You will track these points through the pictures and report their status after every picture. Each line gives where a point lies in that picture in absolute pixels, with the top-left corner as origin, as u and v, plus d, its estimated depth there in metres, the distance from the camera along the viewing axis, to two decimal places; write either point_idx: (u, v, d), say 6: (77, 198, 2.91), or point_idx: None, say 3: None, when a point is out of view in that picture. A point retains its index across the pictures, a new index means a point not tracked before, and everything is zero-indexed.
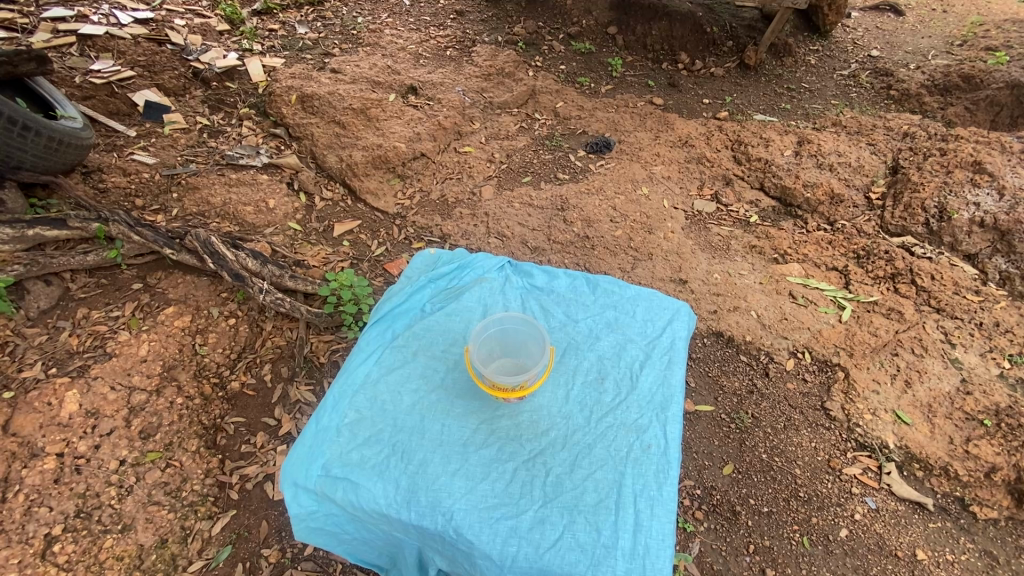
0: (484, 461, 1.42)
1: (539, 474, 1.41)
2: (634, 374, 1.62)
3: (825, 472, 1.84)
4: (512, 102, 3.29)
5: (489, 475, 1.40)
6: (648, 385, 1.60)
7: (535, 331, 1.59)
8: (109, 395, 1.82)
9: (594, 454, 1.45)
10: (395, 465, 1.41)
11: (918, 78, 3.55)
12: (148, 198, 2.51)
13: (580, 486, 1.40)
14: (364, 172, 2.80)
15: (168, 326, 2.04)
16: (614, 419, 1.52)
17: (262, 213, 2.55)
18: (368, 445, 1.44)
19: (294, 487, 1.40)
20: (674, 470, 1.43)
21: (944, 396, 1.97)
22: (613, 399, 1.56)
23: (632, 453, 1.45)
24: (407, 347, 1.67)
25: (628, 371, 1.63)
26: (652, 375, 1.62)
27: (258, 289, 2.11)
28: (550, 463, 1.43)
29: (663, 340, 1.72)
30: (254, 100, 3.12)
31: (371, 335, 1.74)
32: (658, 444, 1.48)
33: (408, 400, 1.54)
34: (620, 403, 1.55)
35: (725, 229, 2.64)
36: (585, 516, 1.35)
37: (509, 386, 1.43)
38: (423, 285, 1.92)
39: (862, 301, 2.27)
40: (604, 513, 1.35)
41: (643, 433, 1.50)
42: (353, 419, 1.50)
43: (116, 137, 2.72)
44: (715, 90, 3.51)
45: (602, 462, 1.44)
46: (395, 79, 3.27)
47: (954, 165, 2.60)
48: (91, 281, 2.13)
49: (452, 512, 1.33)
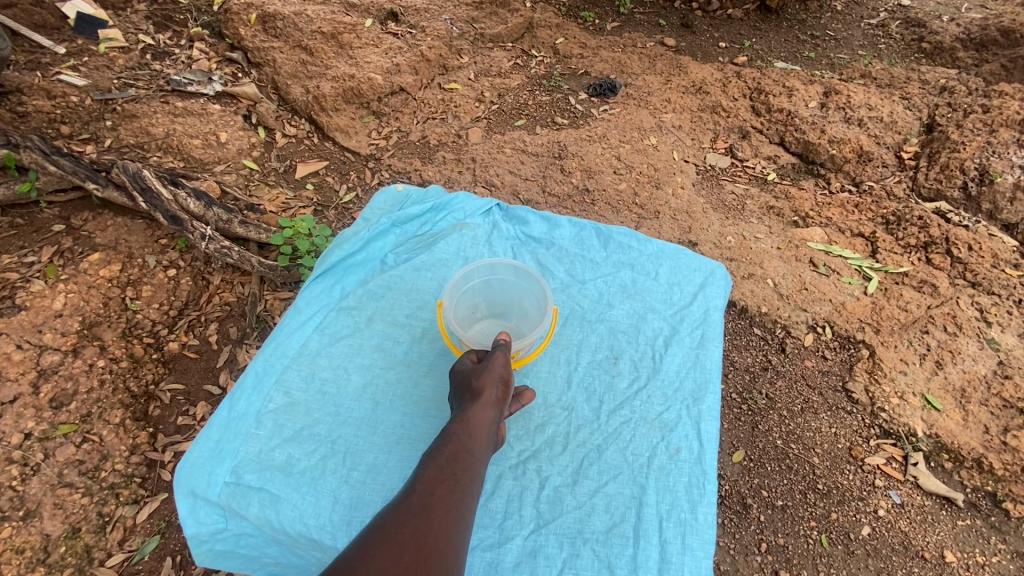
0: None
1: (532, 486, 1.42)
2: (658, 356, 1.61)
3: (845, 462, 1.64)
4: (506, 34, 2.90)
5: None
6: (674, 370, 1.58)
7: (528, 280, 1.54)
8: (14, 356, 1.52)
9: (604, 462, 1.45)
10: (331, 470, 1.39)
11: (952, 30, 3.23)
12: (77, 125, 2.15)
13: (587, 505, 1.40)
14: (334, 106, 2.43)
15: (92, 276, 1.73)
16: (634, 413, 1.52)
17: (212, 148, 2.19)
18: (298, 442, 1.42)
19: (192, 498, 1.33)
20: (710, 486, 1.41)
21: (979, 380, 1.76)
22: (628, 387, 1.56)
23: (656, 460, 1.45)
24: (361, 312, 1.64)
25: (650, 350, 1.62)
26: (678, 356, 1.61)
27: (200, 235, 1.80)
28: (544, 472, 1.44)
29: (695, 309, 1.69)
30: (207, 19, 2.68)
31: (315, 289, 1.64)
32: (687, 448, 1.47)
33: (357, 380, 1.53)
34: (638, 394, 1.55)
35: (740, 187, 2.36)
36: (591, 545, 1.34)
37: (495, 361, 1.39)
38: (386, 230, 1.78)
39: (891, 272, 2.04)
40: (617, 542, 1.35)
41: (669, 433, 1.49)
42: (282, 402, 1.47)
43: (40, 54, 2.31)
44: (732, 34, 3.15)
45: (613, 474, 1.43)
46: (373, 1, 2.81)
47: (999, 124, 2.32)
48: (4, 221, 1.82)
49: None
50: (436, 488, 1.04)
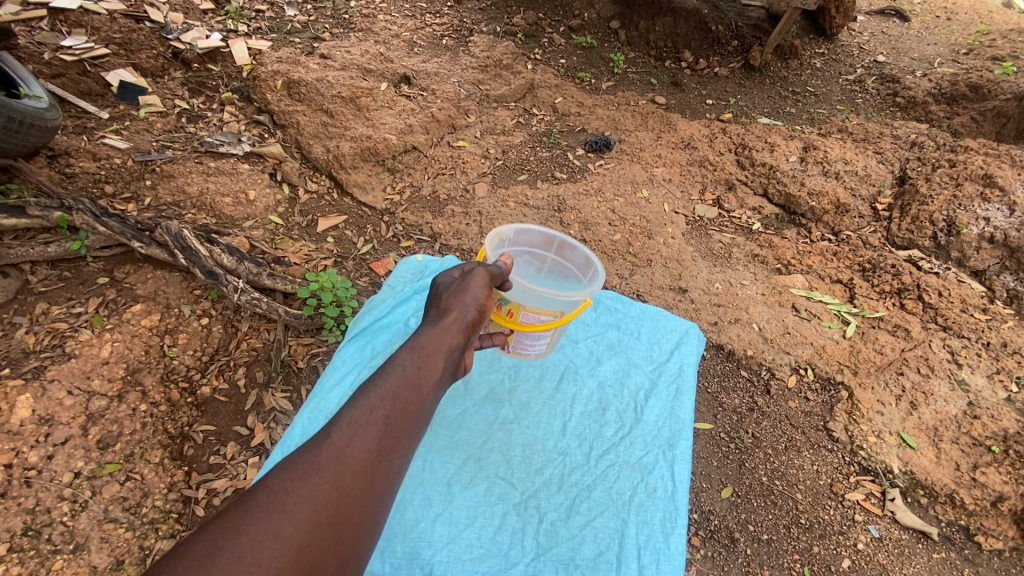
0: (470, 502, 1.57)
1: (533, 519, 1.55)
2: (639, 407, 1.80)
3: (827, 497, 1.76)
4: (509, 95, 3.16)
5: (476, 522, 1.53)
6: (653, 419, 1.77)
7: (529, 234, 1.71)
8: (66, 400, 1.69)
9: (593, 498, 1.60)
10: None
11: (924, 85, 3.47)
12: (119, 185, 2.35)
13: (579, 535, 1.53)
14: (353, 164, 2.66)
15: (135, 325, 1.91)
16: (618, 457, 1.69)
17: (242, 205, 2.40)
18: None
19: None
20: (681, 519, 1.55)
21: (950, 419, 1.89)
22: (614, 433, 1.74)
23: (636, 497, 1.61)
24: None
25: (633, 402, 1.82)
26: (657, 407, 1.80)
27: (234, 287, 1.98)
28: (543, 508, 1.57)
29: (672, 366, 1.90)
30: (237, 84, 2.95)
31: (350, 349, 1.89)
32: (664, 487, 1.62)
33: None
34: (622, 440, 1.73)
35: (727, 236, 2.55)
36: (582, 571, 1.47)
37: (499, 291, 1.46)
38: (409, 297, 2.07)
39: (867, 316, 2.19)
40: (604, 567, 1.47)
41: (647, 474, 1.65)
42: None
43: (87, 119, 2.56)
44: (719, 91, 3.41)
45: (601, 509, 1.58)
46: (388, 67, 3.11)
47: (964, 178, 2.52)
48: (54, 274, 2.01)
49: (431, 563, 1.45)
50: (364, 430, 1.01)
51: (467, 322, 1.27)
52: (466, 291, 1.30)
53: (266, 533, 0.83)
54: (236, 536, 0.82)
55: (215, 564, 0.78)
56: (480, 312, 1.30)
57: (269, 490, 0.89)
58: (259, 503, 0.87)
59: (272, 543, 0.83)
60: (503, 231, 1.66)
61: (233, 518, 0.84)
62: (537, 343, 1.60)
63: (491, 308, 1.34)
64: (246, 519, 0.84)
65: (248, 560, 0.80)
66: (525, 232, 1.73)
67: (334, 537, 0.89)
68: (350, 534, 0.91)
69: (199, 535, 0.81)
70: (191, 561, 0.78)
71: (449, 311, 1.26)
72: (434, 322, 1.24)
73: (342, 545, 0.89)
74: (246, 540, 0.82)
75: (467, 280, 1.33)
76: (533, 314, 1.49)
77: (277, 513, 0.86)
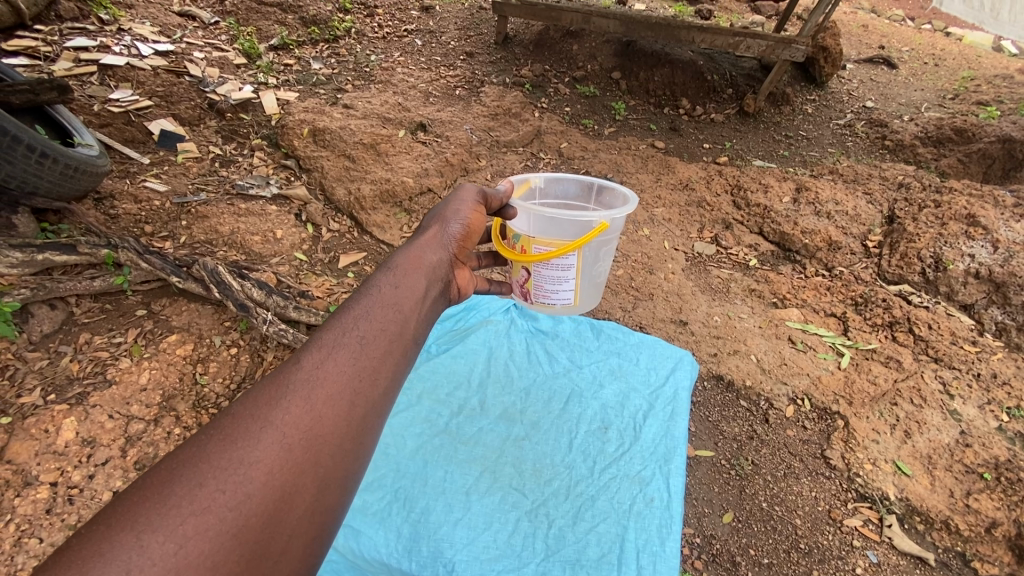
0: (486, 509, 1.66)
1: (543, 525, 1.63)
2: (638, 425, 1.90)
3: (825, 523, 1.81)
4: (518, 140, 3.38)
5: (492, 527, 1.62)
6: (651, 436, 1.86)
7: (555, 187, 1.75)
8: (107, 424, 1.83)
9: (596, 507, 1.68)
10: (397, 512, 1.64)
11: (911, 129, 3.66)
12: (158, 224, 2.52)
13: (583, 539, 1.61)
14: (372, 206, 2.85)
15: (171, 354, 2.05)
16: (619, 470, 1.77)
17: (270, 243, 2.57)
18: (371, 490, 1.69)
19: None
20: (676, 525, 1.62)
21: (943, 447, 1.96)
22: (616, 449, 1.83)
23: (635, 506, 1.68)
24: (413, 389, 1.97)
25: (632, 421, 1.91)
26: (655, 425, 1.89)
27: (263, 319, 2.14)
28: (552, 515, 1.66)
29: (667, 389, 1.99)
30: (267, 132, 3.20)
31: None
32: (660, 497, 1.70)
33: (413, 443, 1.82)
34: (623, 454, 1.82)
35: (725, 271, 2.69)
36: (587, 571, 1.54)
37: (511, 225, 1.51)
38: None
39: (861, 348, 2.29)
40: (606, 567, 1.54)
41: (646, 485, 1.73)
42: None
43: (130, 164, 2.78)
44: (715, 135, 3.63)
45: (604, 516, 1.66)
46: (405, 116, 3.37)
47: (949, 218, 2.68)
48: (96, 306, 2.16)
49: (453, 562, 1.54)
50: (337, 354, 1.00)
51: (439, 254, 1.32)
52: (438, 226, 1.36)
53: (233, 458, 0.80)
54: (199, 464, 0.78)
55: (176, 491, 0.74)
56: (456, 238, 1.35)
57: (234, 418, 0.86)
58: (223, 431, 0.83)
59: (238, 468, 0.79)
60: (533, 179, 1.71)
61: (197, 448, 0.81)
62: (559, 285, 1.55)
63: (477, 228, 1.39)
64: (210, 446, 0.80)
65: (214, 484, 0.76)
66: (559, 181, 1.75)
67: (311, 457, 0.85)
68: (329, 454, 0.88)
69: (157, 469, 0.77)
70: (149, 491, 0.74)
71: (418, 249, 1.30)
72: (404, 256, 1.27)
73: (321, 467, 0.86)
74: (209, 467, 0.78)
75: (437, 216, 1.40)
76: (543, 244, 1.47)
77: (244, 438, 0.83)
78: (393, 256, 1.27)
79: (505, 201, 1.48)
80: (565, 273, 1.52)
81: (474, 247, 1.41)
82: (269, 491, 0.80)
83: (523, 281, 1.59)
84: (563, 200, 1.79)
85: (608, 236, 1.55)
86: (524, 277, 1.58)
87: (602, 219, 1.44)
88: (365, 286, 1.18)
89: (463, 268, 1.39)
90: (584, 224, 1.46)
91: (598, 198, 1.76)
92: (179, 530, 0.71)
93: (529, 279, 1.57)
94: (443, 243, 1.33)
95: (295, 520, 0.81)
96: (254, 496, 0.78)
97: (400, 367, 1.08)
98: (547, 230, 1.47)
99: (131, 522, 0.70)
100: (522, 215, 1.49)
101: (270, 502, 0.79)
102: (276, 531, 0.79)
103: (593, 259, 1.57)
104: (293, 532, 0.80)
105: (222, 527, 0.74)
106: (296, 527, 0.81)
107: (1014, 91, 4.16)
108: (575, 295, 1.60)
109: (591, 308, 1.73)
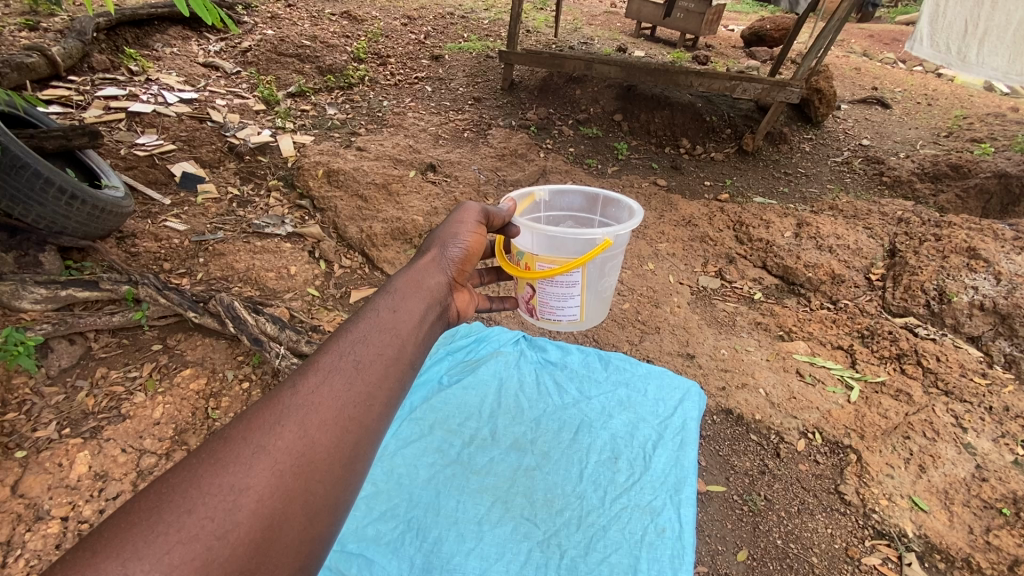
0: (498, 539, 1.65)
1: (554, 556, 1.61)
2: (648, 454, 1.89)
3: (843, 562, 1.75)
4: (524, 178, 3.49)
5: (504, 556, 1.61)
6: (662, 466, 1.85)
7: (562, 214, 1.85)
8: (120, 457, 1.84)
9: (609, 536, 1.66)
10: (409, 542, 1.64)
11: (908, 166, 3.75)
12: (176, 261, 2.60)
13: (595, 569, 1.59)
14: (383, 242, 2.91)
15: (185, 389, 2.08)
16: (630, 500, 1.76)
17: (283, 279, 2.63)
18: (384, 520, 1.69)
19: None
20: (688, 554, 1.61)
21: (960, 482, 1.93)
22: (627, 479, 1.82)
23: (647, 537, 1.65)
24: (425, 420, 1.99)
25: (642, 451, 1.90)
26: (665, 455, 1.88)
27: (275, 353, 2.17)
28: (564, 545, 1.64)
29: (675, 419, 1.99)
30: (283, 173, 3.33)
31: None
32: (671, 528, 1.68)
33: (424, 475, 1.82)
34: (634, 484, 1.81)
35: (730, 305, 2.71)
36: None
37: (514, 242, 1.55)
38: (442, 357, 2.24)
39: (870, 381, 2.29)
40: None
41: (657, 515, 1.71)
42: (371, 491, 1.76)
43: (152, 205, 2.88)
44: (716, 174, 3.74)
45: (616, 545, 1.64)
46: (416, 157, 3.54)
47: (950, 251, 2.75)
48: (113, 341, 2.21)
49: None
50: (332, 377, 1.00)
51: (436, 278, 1.35)
52: (437, 249, 1.39)
53: (223, 484, 0.79)
54: (189, 489, 0.77)
55: (165, 518, 0.73)
56: (455, 261, 1.39)
57: (226, 441, 0.85)
58: (214, 454, 0.82)
59: (228, 495, 0.78)
60: (537, 192, 1.77)
61: (187, 473, 0.80)
62: (563, 301, 1.58)
63: (476, 250, 1.43)
64: (202, 470, 0.80)
65: (202, 512, 0.75)
66: (563, 193, 1.81)
67: (302, 484, 0.85)
68: (320, 481, 0.88)
69: (144, 493, 0.76)
70: (135, 518, 0.73)
71: (418, 272, 1.32)
72: (403, 279, 1.28)
73: (311, 495, 0.86)
74: (201, 492, 0.77)
75: (437, 238, 1.42)
76: (547, 261, 1.49)
77: (235, 462, 0.82)
78: (394, 277, 1.29)
79: (507, 218, 1.51)
80: (570, 289, 1.55)
81: (473, 266, 1.45)
82: (258, 519, 0.79)
83: (528, 298, 1.64)
84: (568, 211, 1.84)
85: (611, 252, 1.58)
86: (529, 294, 1.62)
87: (606, 236, 1.47)
88: (364, 309, 1.18)
89: (462, 290, 1.43)
90: (588, 241, 1.49)
91: (604, 210, 1.81)
92: (164, 560, 0.70)
93: (534, 296, 1.61)
94: (441, 266, 1.37)
95: (284, 546, 0.80)
96: (242, 525, 0.77)
97: (398, 391, 1.08)
98: (550, 249, 1.49)
99: (116, 551, 0.69)
100: (525, 233, 1.51)
101: (257, 530, 0.78)
102: (266, 558, 0.78)
103: (598, 275, 1.60)
104: (282, 558, 0.80)
105: (209, 557, 0.73)
106: (285, 553, 0.80)
107: (1007, 129, 4.31)
108: (581, 311, 1.64)
109: (598, 323, 1.76)
